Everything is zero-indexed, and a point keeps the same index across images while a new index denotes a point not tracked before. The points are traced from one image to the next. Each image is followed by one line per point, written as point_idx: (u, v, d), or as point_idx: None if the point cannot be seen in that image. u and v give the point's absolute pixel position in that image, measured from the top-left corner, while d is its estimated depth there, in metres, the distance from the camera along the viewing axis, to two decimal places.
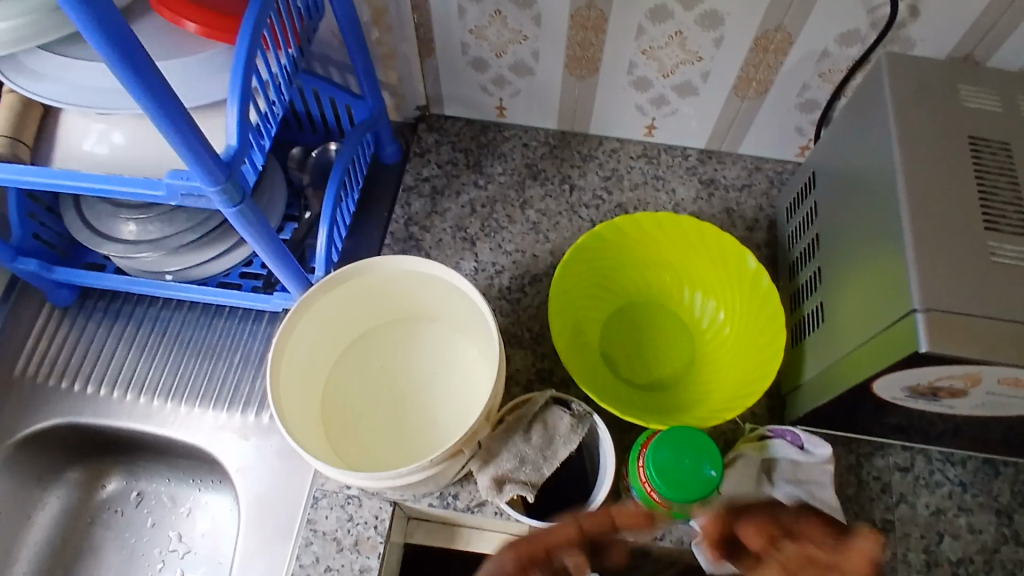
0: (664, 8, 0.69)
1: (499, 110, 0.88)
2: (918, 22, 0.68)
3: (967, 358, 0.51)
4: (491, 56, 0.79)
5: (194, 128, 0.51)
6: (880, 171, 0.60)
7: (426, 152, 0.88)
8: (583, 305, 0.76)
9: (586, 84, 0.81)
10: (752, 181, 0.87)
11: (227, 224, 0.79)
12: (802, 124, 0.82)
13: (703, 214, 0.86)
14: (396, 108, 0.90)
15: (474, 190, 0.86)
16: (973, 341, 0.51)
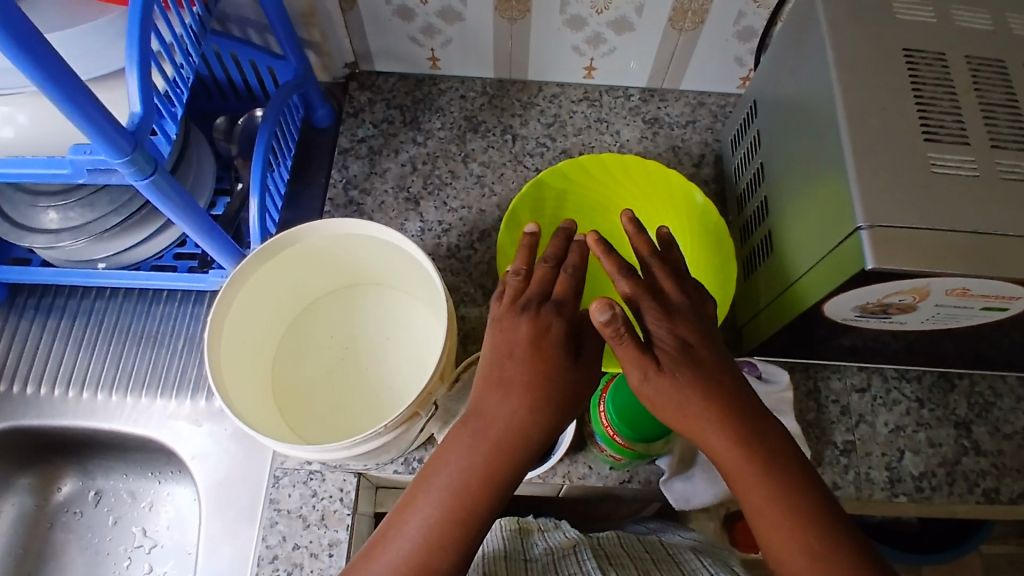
0: None
1: (432, 61, 0.85)
2: None
3: (914, 273, 0.50)
4: (417, 4, 0.75)
5: (91, 99, 0.46)
6: (818, 92, 0.59)
7: (359, 112, 0.84)
8: None
9: (518, 27, 0.78)
10: (696, 117, 0.86)
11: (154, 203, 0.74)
12: (741, 54, 0.80)
13: (649, 153, 0.84)
14: (323, 68, 0.86)
15: (414, 147, 0.83)
16: (918, 255, 0.50)
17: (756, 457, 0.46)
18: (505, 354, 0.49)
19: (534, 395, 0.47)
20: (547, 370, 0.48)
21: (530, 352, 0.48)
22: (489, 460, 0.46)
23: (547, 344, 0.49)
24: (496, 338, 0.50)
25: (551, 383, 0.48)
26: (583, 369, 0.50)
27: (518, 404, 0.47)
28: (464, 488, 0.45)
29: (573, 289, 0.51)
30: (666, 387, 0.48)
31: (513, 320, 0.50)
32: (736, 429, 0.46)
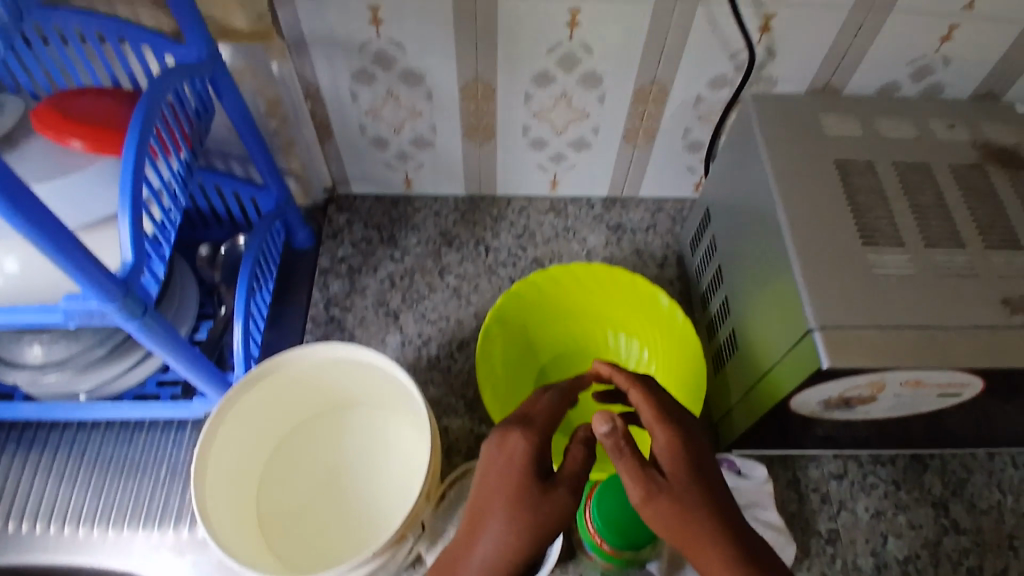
0: (546, 74, 0.73)
1: (406, 182, 0.89)
2: (776, 61, 0.73)
3: (868, 370, 0.54)
4: (391, 134, 0.81)
5: (78, 242, 0.49)
6: (761, 204, 0.65)
7: (338, 233, 0.89)
8: (514, 363, 0.78)
9: (485, 150, 0.84)
10: (656, 222, 0.92)
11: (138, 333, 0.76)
12: (692, 163, 0.87)
13: (615, 258, 0.89)
14: (302, 194, 0.90)
15: (392, 264, 0.86)
16: (868, 352, 0.54)
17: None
18: (484, 492, 0.44)
19: (509, 517, 0.42)
20: (527, 506, 0.42)
21: (509, 489, 0.43)
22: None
23: (527, 474, 0.44)
24: (482, 473, 0.46)
25: (534, 521, 0.42)
26: (570, 489, 0.45)
27: (501, 547, 0.42)
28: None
29: (550, 411, 0.50)
30: (670, 510, 0.42)
31: (497, 449, 0.46)
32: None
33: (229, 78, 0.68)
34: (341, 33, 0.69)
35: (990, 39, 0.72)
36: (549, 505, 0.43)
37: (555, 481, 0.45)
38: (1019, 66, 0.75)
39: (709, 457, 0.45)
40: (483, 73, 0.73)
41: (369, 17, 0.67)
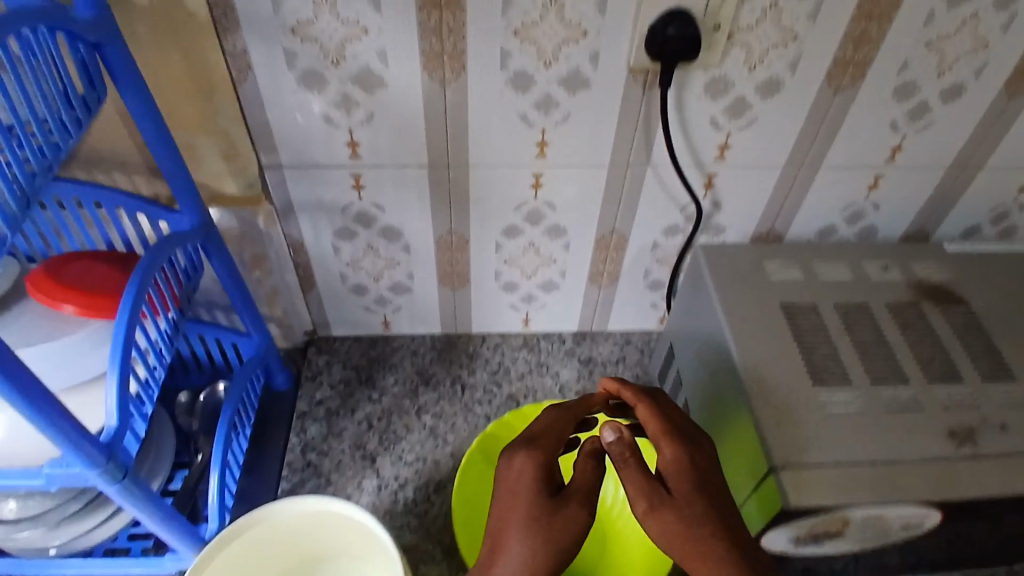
0: (514, 227, 0.80)
1: (384, 324, 0.93)
2: (722, 212, 0.80)
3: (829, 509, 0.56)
4: (370, 281, 0.86)
5: (61, 408, 0.50)
6: (717, 344, 0.69)
7: (317, 375, 0.91)
8: None
9: (460, 293, 0.89)
10: (625, 354, 0.96)
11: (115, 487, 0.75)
12: (654, 300, 0.92)
13: (588, 391, 0.92)
14: (283, 338, 0.93)
15: (368, 405, 0.88)
16: (825, 490, 0.57)
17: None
18: (501, 510, 0.51)
19: (531, 539, 0.49)
20: (542, 525, 0.49)
21: (526, 509, 0.50)
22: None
23: (539, 492, 0.51)
24: (498, 492, 0.53)
25: (552, 535, 0.49)
26: (581, 501, 0.51)
27: (524, 557, 0.48)
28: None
29: (554, 432, 0.57)
30: (671, 521, 0.48)
31: (507, 471, 0.53)
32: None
33: (219, 240, 0.73)
34: (325, 196, 0.75)
35: (910, 187, 0.81)
36: (562, 520, 0.50)
37: (568, 497, 0.51)
38: (942, 207, 0.83)
39: (712, 471, 0.52)
40: (456, 226, 0.79)
41: (352, 183, 0.73)
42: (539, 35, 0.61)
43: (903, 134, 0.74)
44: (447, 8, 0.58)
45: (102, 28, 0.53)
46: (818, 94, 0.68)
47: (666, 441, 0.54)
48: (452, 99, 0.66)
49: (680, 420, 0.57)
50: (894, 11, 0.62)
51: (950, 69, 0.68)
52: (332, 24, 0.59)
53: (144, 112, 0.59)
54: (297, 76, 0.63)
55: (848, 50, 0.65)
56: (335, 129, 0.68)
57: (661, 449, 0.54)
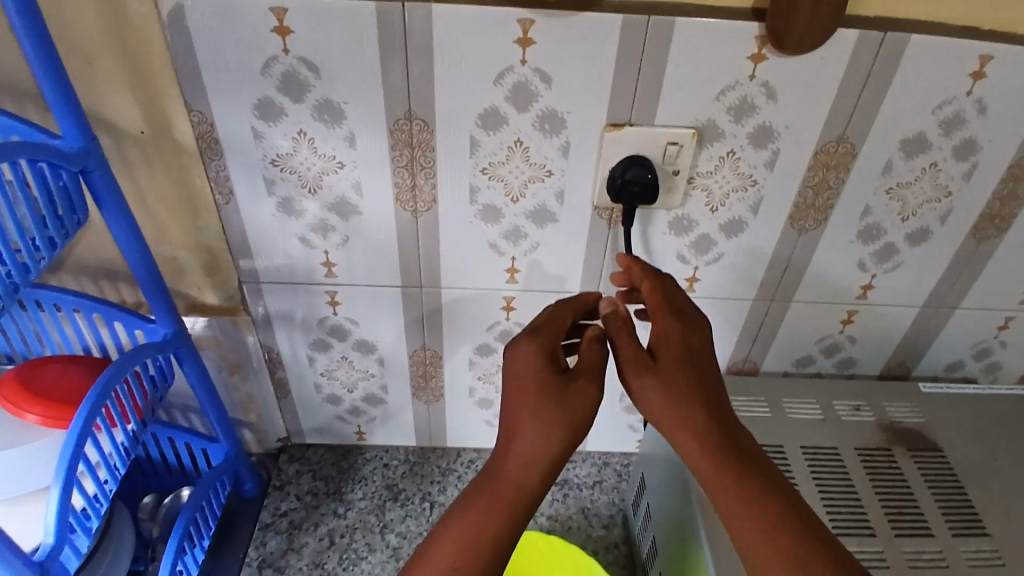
0: (487, 345, 0.80)
1: (359, 434, 0.92)
2: None
3: None
4: (344, 391, 0.86)
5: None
6: (681, 480, 0.68)
7: (285, 484, 0.90)
8: None
9: (434, 407, 0.88)
10: (602, 476, 0.93)
11: None
12: (632, 422, 0.91)
13: (561, 515, 0.89)
14: (256, 443, 0.93)
15: (333, 520, 0.87)
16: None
17: (743, 500, 0.47)
18: (511, 394, 0.51)
19: (549, 419, 0.49)
20: (555, 402, 0.49)
21: (538, 389, 0.50)
22: (503, 510, 0.48)
23: (550, 372, 0.51)
24: (506, 376, 0.53)
25: (566, 414, 0.49)
26: (592, 379, 0.52)
27: (537, 436, 0.49)
28: (477, 532, 0.47)
29: (554, 325, 0.56)
30: (655, 386, 0.51)
31: (515, 353, 0.53)
32: (725, 458, 0.49)
33: (193, 349, 0.75)
34: (301, 311, 0.77)
35: (889, 324, 0.80)
36: (574, 398, 0.50)
37: (576, 376, 0.52)
38: (922, 345, 0.82)
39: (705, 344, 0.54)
40: (428, 342, 0.80)
41: (327, 299, 0.75)
42: (505, 173, 0.64)
43: (873, 273, 0.74)
44: (418, 147, 0.62)
45: (88, 159, 0.57)
46: (782, 233, 0.70)
47: (666, 316, 0.55)
48: (424, 226, 0.68)
49: (677, 296, 0.58)
50: (850, 162, 0.65)
51: (913, 214, 0.69)
52: (310, 157, 0.63)
53: (125, 232, 0.63)
54: (275, 201, 0.67)
55: (807, 196, 0.67)
56: (312, 250, 0.71)
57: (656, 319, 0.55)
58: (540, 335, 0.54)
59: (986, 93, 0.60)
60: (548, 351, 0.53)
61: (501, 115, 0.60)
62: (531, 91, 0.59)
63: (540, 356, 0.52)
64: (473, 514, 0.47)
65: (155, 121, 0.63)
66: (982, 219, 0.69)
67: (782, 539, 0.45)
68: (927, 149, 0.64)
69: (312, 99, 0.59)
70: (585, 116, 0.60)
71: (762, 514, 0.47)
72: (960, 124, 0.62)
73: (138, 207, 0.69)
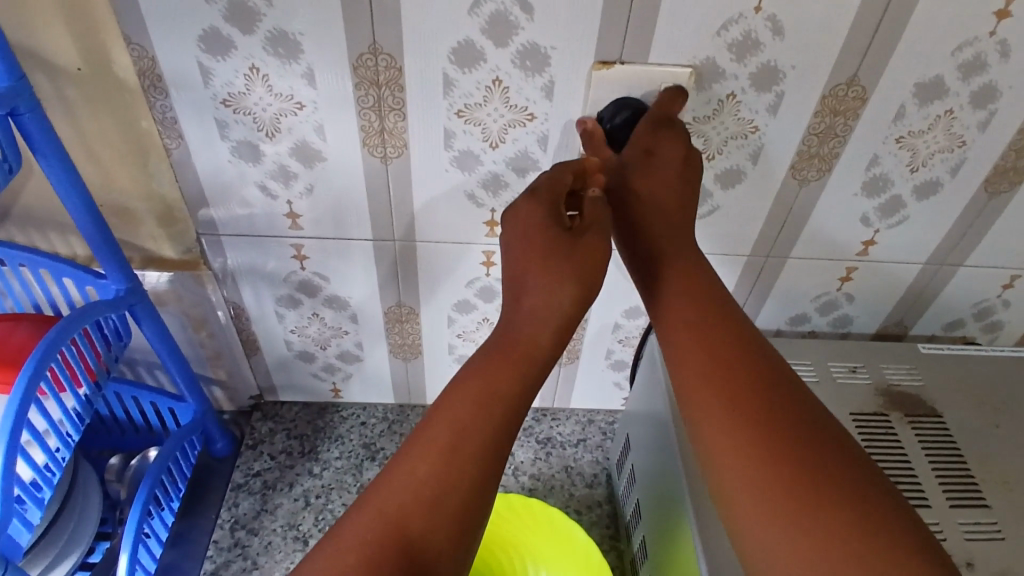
0: (466, 301, 0.76)
1: (334, 391, 0.89)
2: None
3: None
4: (316, 348, 0.82)
5: None
6: (666, 444, 0.65)
7: (259, 443, 0.88)
8: None
9: (412, 364, 0.85)
10: (586, 435, 0.90)
11: (33, 550, 0.70)
12: (617, 380, 0.88)
13: (543, 474, 0.87)
14: (227, 400, 0.90)
15: (308, 480, 0.84)
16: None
17: (719, 357, 0.46)
18: (515, 256, 0.49)
19: (552, 265, 0.47)
20: (565, 250, 0.47)
21: (545, 243, 0.47)
22: (512, 365, 0.45)
23: (556, 226, 0.48)
24: (508, 243, 0.50)
25: (576, 266, 0.47)
26: (601, 232, 0.49)
27: (549, 288, 0.46)
28: (487, 390, 0.44)
29: (556, 187, 0.51)
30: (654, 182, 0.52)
31: (518, 215, 0.49)
32: (708, 324, 0.48)
33: (150, 306, 0.70)
34: (266, 265, 0.73)
35: (887, 282, 0.76)
36: (584, 249, 0.48)
37: (585, 229, 0.49)
38: (922, 303, 0.78)
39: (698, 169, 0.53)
40: (404, 298, 0.76)
41: (293, 253, 0.71)
42: (483, 117, 0.58)
43: (875, 228, 0.69)
44: (385, 86, 0.56)
45: (18, 100, 0.50)
46: (782, 185, 0.65)
47: (661, 136, 0.53)
48: (395, 176, 0.63)
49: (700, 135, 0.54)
50: (860, 108, 0.59)
51: (923, 165, 0.64)
52: (265, 96, 0.57)
53: (65, 180, 0.57)
54: (230, 146, 0.61)
55: (812, 144, 0.62)
56: (273, 200, 0.65)
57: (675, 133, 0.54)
58: (535, 202, 0.50)
59: (1011, 34, 0.54)
60: (549, 213, 0.49)
61: (477, 50, 0.54)
62: (511, 22, 0.52)
63: (546, 222, 0.48)
64: (481, 373, 0.45)
65: (91, 55, 0.56)
66: (996, 173, 0.65)
67: (762, 394, 0.44)
68: (943, 95, 0.58)
69: (264, 30, 0.53)
70: (572, 52, 0.54)
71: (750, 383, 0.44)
72: (980, 68, 0.56)
73: (83, 153, 0.63)
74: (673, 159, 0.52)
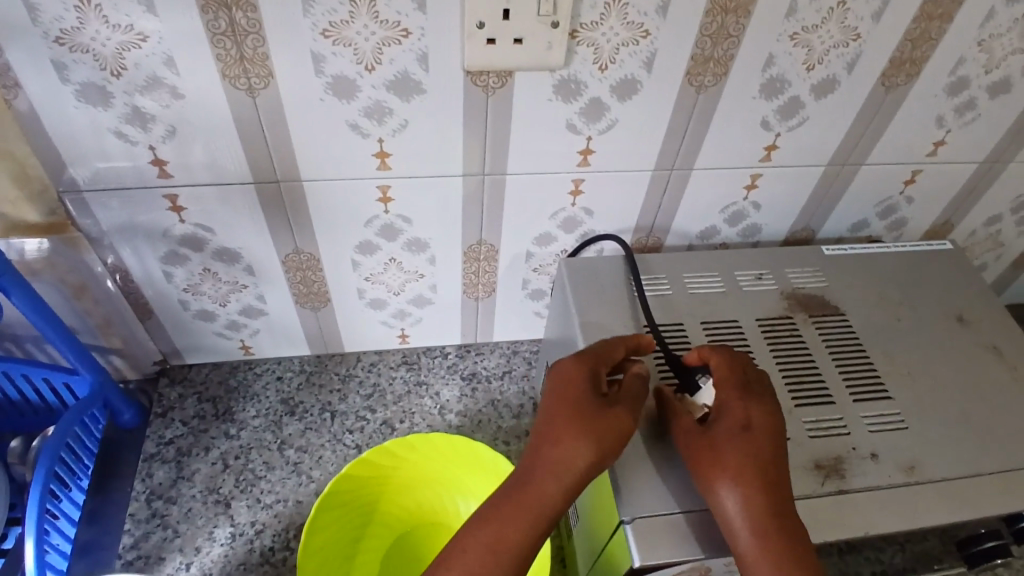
0: (369, 242, 0.72)
1: (244, 348, 0.85)
2: (595, 217, 0.74)
3: (678, 561, 0.51)
4: (215, 306, 0.77)
5: None
6: None
7: (168, 410, 0.83)
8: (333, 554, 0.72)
9: (323, 313, 0.81)
10: (512, 367, 0.89)
11: None
12: (538, 308, 0.86)
13: (470, 411, 0.86)
14: (129, 368, 0.84)
15: (225, 442, 0.81)
16: (677, 543, 0.51)
17: (778, 548, 0.45)
18: (547, 413, 0.50)
19: (578, 425, 0.48)
20: (588, 417, 0.49)
21: (576, 406, 0.49)
22: (524, 519, 0.46)
23: (591, 395, 0.50)
24: (547, 392, 0.53)
25: (596, 432, 0.48)
26: (629, 410, 0.51)
27: (572, 450, 0.47)
28: (499, 541, 0.45)
29: (598, 357, 0.54)
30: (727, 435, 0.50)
31: (559, 372, 0.53)
32: (761, 507, 0.46)
33: (18, 276, 0.63)
34: (143, 221, 0.66)
35: (792, 187, 0.76)
36: (611, 417, 0.49)
37: (616, 402, 0.51)
38: (827, 205, 0.79)
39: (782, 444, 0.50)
40: (301, 244, 0.71)
41: (168, 205, 0.65)
42: (353, 36, 0.53)
43: (777, 132, 0.68)
44: (237, 7, 0.50)
45: None
46: (679, 93, 0.63)
47: (732, 399, 0.52)
48: (267, 111, 0.57)
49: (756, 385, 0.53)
50: (751, 4, 0.57)
51: (819, 63, 0.62)
52: (102, 29, 0.50)
53: None
54: (73, 90, 0.54)
55: (705, 47, 0.59)
56: (134, 147, 0.59)
57: (731, 407, 0.52)
58: (580, 367, 0.53)
59: None
60: (588, 385, 0.51)
61: None
62: None
63: (579, 396, 0.50)
64: (497, 518, 0.46)
65: None
66: (892, 66, 0.64)
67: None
68: None
69: None
70: None
71: (777, 549, 0.45)
72: None
73: None
74: (733, 432, 0.50)
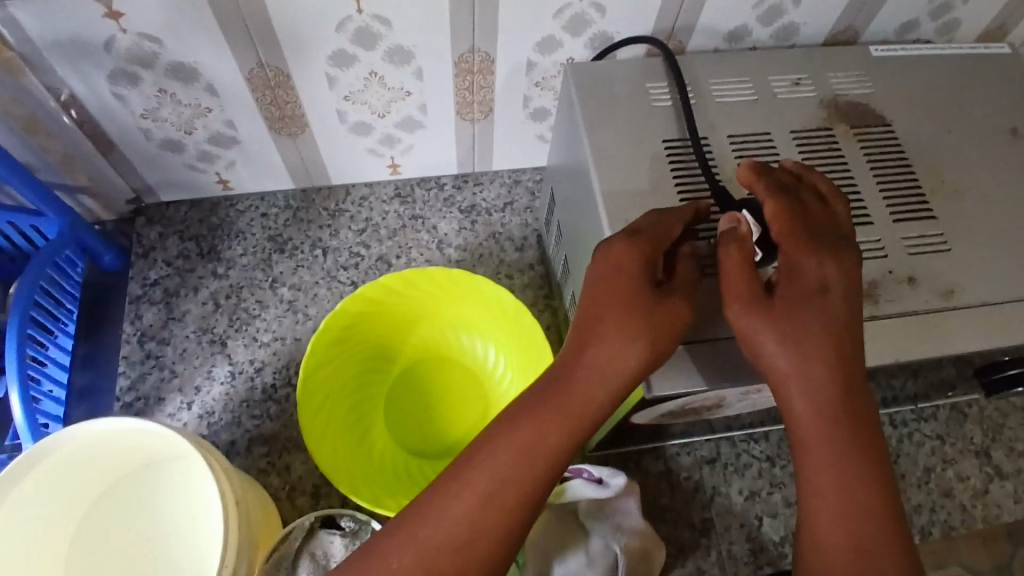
0: (344, 52, 0.62)
1: (222, 183, 0.78)
2: (607, 17, 0.63)
3: (692, 391, 0.48)
4: (181, 135, 0.69)
5: None
6: (586, 194, 0.57)
7: (150, 251, 0.78)
8: (336, 394, 0.70)
9: (302, 141, 0.73)
10: (513, 197, 0.83)
11: None
12: (540, 132, 0.78)
13: (470, 245, 0.81)
14: (102, 209, 0.78)
15: (214, 282, 0.77)
16: (695, 373, 0.48)
17: (845, 428, 0.41)
18: (594, 301, 0.44)
19: (629, 319, 0.43)
20: (642, 308, 0.43)
21: (630, 296, 0.43)
22: (563, 417, 0.42)
23: (646, 285, 0.44)
24: (591, 279, 0.46)
25: (651, 332, 0.43)
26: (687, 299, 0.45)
27: (621, 352, 0.42)
28: (535, 437, 0.41)
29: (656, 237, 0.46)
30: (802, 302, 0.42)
31: (613, 258, 0.45)
32: (833, 383, 0.41)
33: None
34: (78, 33, 0.56)
35: None
36: (668, 310, 0.44)
37: (670, 289, 0.45)
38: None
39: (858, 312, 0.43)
40: (266, 57, 0.61)
41: (102, 9, 0.54)
42: None
43: None
44: None
45: None
46: None
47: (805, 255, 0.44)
48: None
49: (827, 233, 0.45)
50: None
51: None
52: None
53: None
54: None
55: None
56: None
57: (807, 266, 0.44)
58: (634, 246, 0.45)
59: None
60: (644, 269, 0.44)
61: None
62: None
63: (634, 287, 0.44)
64: (532, 413, 0.42)
65: None
66: None
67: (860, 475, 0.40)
68: None
69: None
70: None
71: (847, 426, 0.41)
72: None
73: None
74: (810, 291, 0.43)
